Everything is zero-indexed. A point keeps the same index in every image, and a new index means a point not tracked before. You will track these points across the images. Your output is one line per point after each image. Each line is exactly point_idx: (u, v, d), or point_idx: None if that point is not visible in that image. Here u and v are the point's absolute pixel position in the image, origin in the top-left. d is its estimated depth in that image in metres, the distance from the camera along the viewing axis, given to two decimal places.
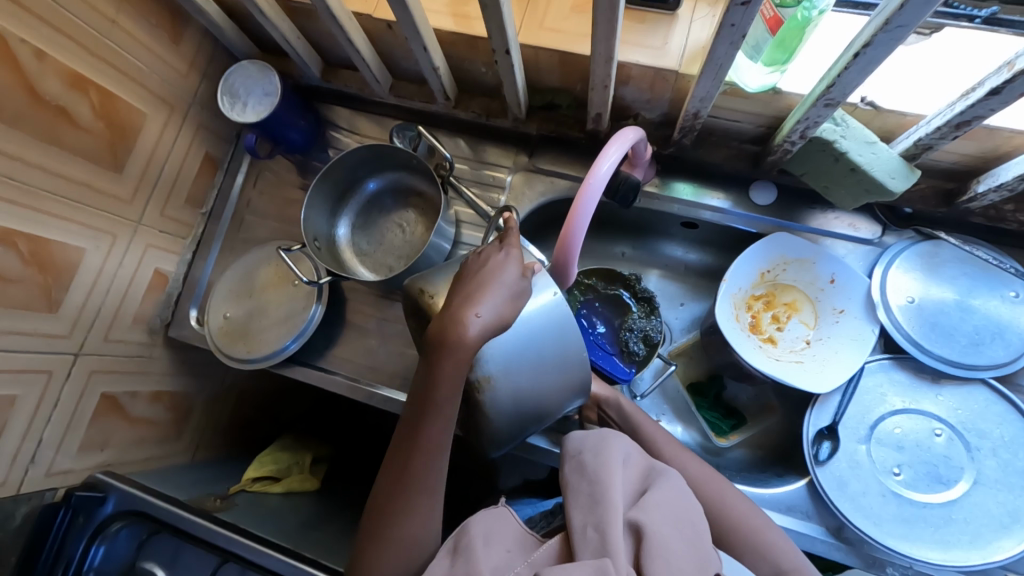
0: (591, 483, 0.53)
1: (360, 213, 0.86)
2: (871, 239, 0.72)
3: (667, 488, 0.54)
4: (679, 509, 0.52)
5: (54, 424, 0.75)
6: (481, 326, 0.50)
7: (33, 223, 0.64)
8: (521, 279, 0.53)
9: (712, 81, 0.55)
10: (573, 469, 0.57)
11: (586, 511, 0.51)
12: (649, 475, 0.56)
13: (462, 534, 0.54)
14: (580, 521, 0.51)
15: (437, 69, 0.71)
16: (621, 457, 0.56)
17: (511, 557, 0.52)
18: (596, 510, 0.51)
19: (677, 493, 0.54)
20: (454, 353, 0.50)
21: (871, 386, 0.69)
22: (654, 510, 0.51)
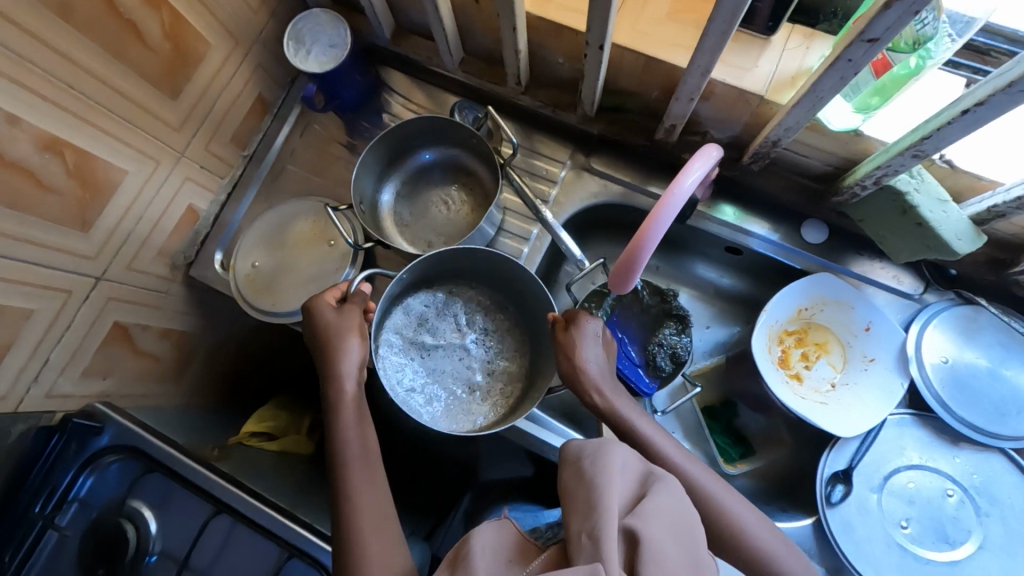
0: (587, 487, 0.48)
1: (407, 182, 0.84)
2: (912, 294, 0.73)
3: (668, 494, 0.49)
4: (679, 518, 0.47)
5: (64, 345, 0.71)
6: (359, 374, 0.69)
7: (83, 135, 0.62)
8: (345, 319, 0.69)
9: (806, 111, 0.55)
10: (570, 473, 0.51)
11: (581, 517, 0.46)
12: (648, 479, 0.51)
13: (464, 544, 0.51)
14: (575, 528, 0.46)
15: (519, 52, 0.70)
16: (621, 462, 0.50)
17: (510, 567, 0.49)
18: (592, 515, 0.45)
19: (676, 500, 0.49)
20: (344, 406, 0.67)
21: (890, 439, 0.70)
22: (652, 518, 0.46)
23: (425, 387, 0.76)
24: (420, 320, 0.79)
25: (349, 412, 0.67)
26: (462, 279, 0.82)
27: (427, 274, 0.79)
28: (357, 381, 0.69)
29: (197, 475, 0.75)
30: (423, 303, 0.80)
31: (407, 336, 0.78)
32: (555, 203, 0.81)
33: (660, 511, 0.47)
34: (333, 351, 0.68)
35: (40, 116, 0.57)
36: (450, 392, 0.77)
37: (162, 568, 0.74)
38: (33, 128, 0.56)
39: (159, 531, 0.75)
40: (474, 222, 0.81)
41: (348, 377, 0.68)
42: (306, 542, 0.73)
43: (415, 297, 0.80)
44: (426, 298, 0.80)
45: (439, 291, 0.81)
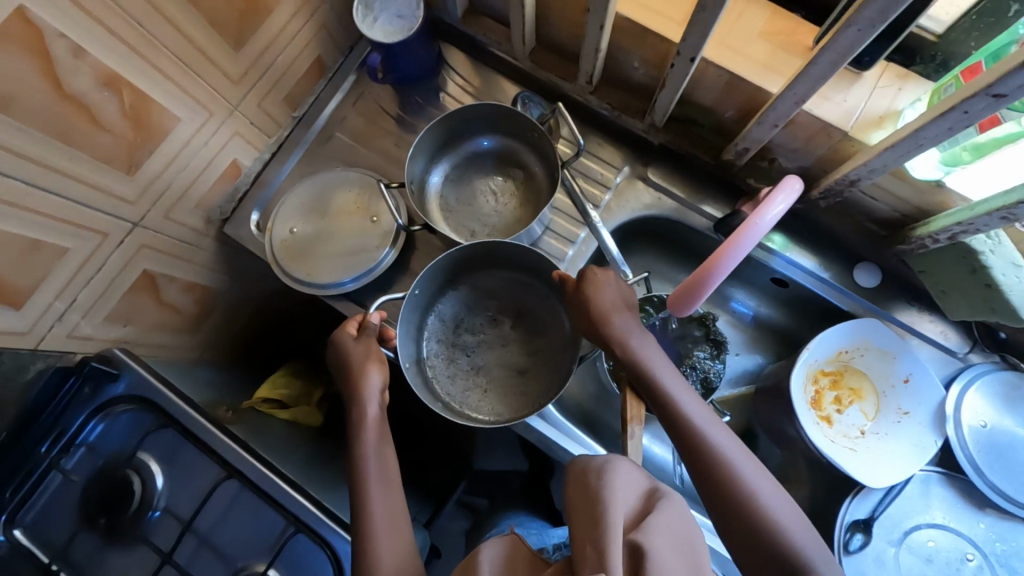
0: (592, 500, 0.47)
1: (458, 166, 0.82)
2: (956, 352, 0.72)
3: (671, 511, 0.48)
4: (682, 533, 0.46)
5: (93, 287, 0.68)
6: (382, 399, 0.70)
7: (143, 75, 0.59)
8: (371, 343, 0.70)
9: (897, 155, 0.54)
10: (575, 488, 0.50)
11: (586, 530, 0.45)
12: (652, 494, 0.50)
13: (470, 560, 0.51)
14: (579, 540, 0.45)
15: (599, 50, 0.67)
16: (626, 477, 0.50)
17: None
18: (595, 526, 0.44)
19: (681, 516, 0.48)
20: (366, 429, 0.68)
21: (914, 495, 0.69)
22: (656, 533, 0.45)
23: (478, 383, 0.76)
24: (454, 322, 0.79)
25: (370, 434, 0.67)
26: (478, 265, 0.78)
27: (445, 280, 0.78)
28: (380, 405, 0.69)
29: (212, 437, 0.74)
30: (449, 304, 0.79)
31: (448, 341, 0.78)
32: (606, 209, 0.79)
33: (665, 527, 0.46)
34: (357, 374, 0.69)
35: (103, 50, 0.54)
36: (505, 383, 0.76)
37: (165, 525, 0.73)
38: (93, 62, 0.54)
39: (165, 487, 0.74)
40: (522, 219, 0.79)
41: (370, 401, 0.68)
42: (314, 519, 0.71)
43: (439, 303, 0.79)
44: (455, 301, 0.80)
45: (462, 290, 0.80)
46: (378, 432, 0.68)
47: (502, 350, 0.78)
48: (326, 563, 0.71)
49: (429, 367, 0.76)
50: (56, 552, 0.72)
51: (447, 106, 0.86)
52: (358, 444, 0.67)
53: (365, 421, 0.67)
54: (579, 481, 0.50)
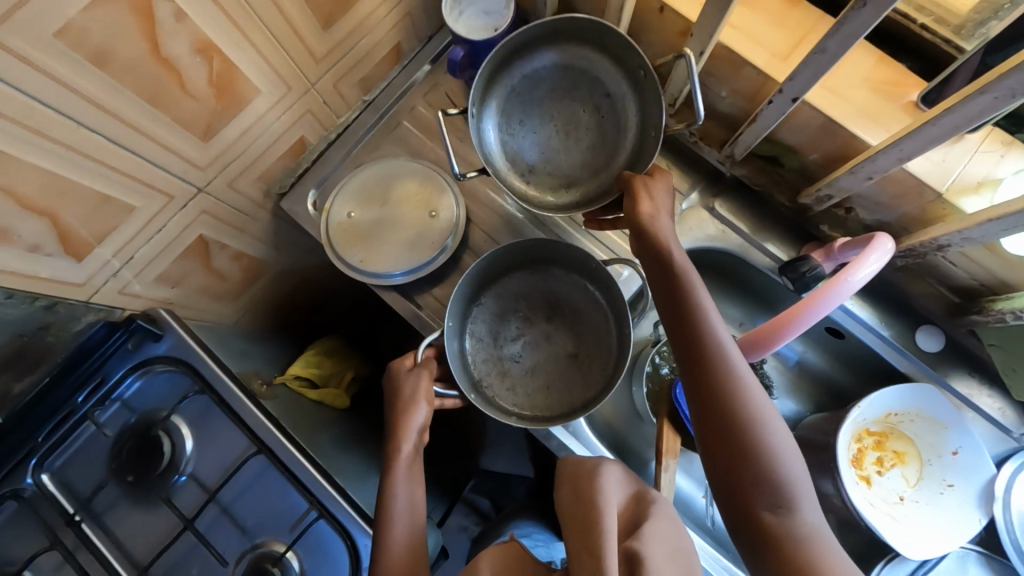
0: (588, 506, 0.49)
1: (524, 84, 0.68)
2: (1012, 432, 0.70)
3: (661, 518, 0.50)
4: (673, 546, 0.48)
5: (151, 247, 0.68)
6: (419, 436, 0.70)
7: (235, 46, 0.59)
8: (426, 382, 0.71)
9: (1002, 228, 0.51)
10: (568, 495, 0.52)
11: (581, 535, 0.46)
12: (641, 501, 0.53)
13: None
14: (575, 548, 0.46)
15: (690, 76, 0.66)
16: (616, 482, 0.53)
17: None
18: (592, 532, 0.45)
19: (670, 523, 0.51)
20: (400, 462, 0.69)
21: (950, 570, 0.68)
22: (652, 539, 0.47)
23: (539, 384, 0.75)
24: (490, 337, 0.77)
25: (403, 470, 0.68)
26: (500, 268, 0.76)
27: (467, 298, 0.76)
28: (415, 442, 0.70)
29: (246, 411, 0.74)
30: (479, 318, 0.77)
31: (493, 357, 0.76)
32: None
33: (658, 534, 0.48)
34: (402, 410, 0.70)
35: (203, 17, 0.54)
36: (565, 381, 0.75)
37: (190, 490, 0.73)
38: (192, 29, 0.53)
39: (193, 453, 0.74)
40: (596, 164, 0.69)
41: (405, 438, 0.69)
42: (337, 508, 0.71)
43: (469, 322, 0.76)
44: (482, 316, 0.77)
45: (487, 302, 0.77)
46: (413, 467, 0.69)
47: (552, 345, 0.77)
48: (346, 552, 0.71)
49: (488, 388, 0.74)
50: (80, 502, 0.72)
51: None
52: (390, 475, 0.68)
53: (398, 455, 0.69)
54: (572, 490, 0.52)
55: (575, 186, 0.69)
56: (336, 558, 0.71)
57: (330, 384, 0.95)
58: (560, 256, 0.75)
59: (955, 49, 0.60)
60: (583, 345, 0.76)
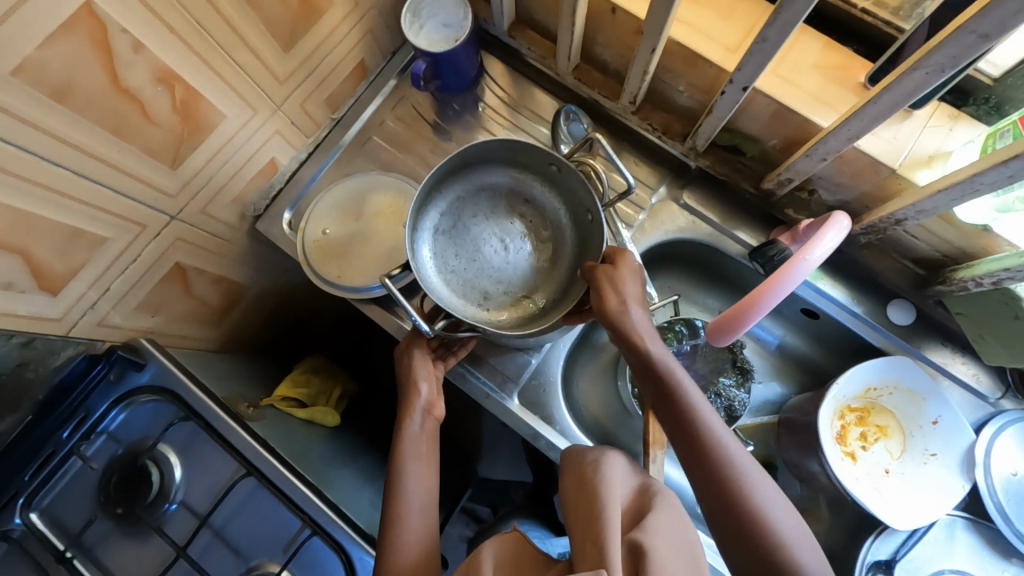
0: (591, 504, 0.52)
1: (450, 220, 0.75)
2: (987, 397, 0.71)
3: (665, 508, 0.53)
4: (678, 531, 0.51)
5: (127, 277, 0.68)
6: (425, 417, 0.73)
7: (196, 73, 0.60)
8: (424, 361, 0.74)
9: (950, 199, 0.53)
10: (574, 493, 0.55)
11: (585, 529, 0.50)
12: (645, 493, 0.55)
13: (474, 563, 0.56)
14: (580, 540, 0.49)
15: (646, 73, 0.67)
16: (619, 476, 0.56)
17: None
18: (594, 525, 0.49)
19: (673, 511, 0.53)
20: (407, 444, 0.71)
21: (939, 538, 0.68)
22: (654, 530, 0.49)
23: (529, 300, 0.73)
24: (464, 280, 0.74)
25: (411, 446, 0.71)
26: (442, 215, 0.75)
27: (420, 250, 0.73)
28: (421, 422, 0.73)
29: (233, 434, 0.74)
30: (445, 268, 0.74)
31: (478, 295, 0.73)
32: (639, 228, 0.79)
33: (662, 525, 0.50)
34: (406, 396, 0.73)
35: (161, 46, 0.54)
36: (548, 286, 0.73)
37: (181, 518, 0.73)
38: (151, 58, 0.54)
39: (182, 480, 0.74)
40: (540, 267, 0.75)
41: (412, 416, 0.73)
42: (330, 524, 0.71)
43: (437, 273, 0.73)
44: (443, 259, 0.74)
45: (438, 242, 0.74)
46: (421, 446, 0.72)
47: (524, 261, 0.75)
48: (341, 565, 0.72)
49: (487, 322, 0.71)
50: (70, 537, 0.72)
51: (485, 115, 0.86)
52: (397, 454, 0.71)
53: (404, 435, 0.71)
54: (576, 481, 0.56)
55: (532, 290, 0.74)
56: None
57: (319, 402, 0.95)
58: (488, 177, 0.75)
59: (896, 30, 0.63)
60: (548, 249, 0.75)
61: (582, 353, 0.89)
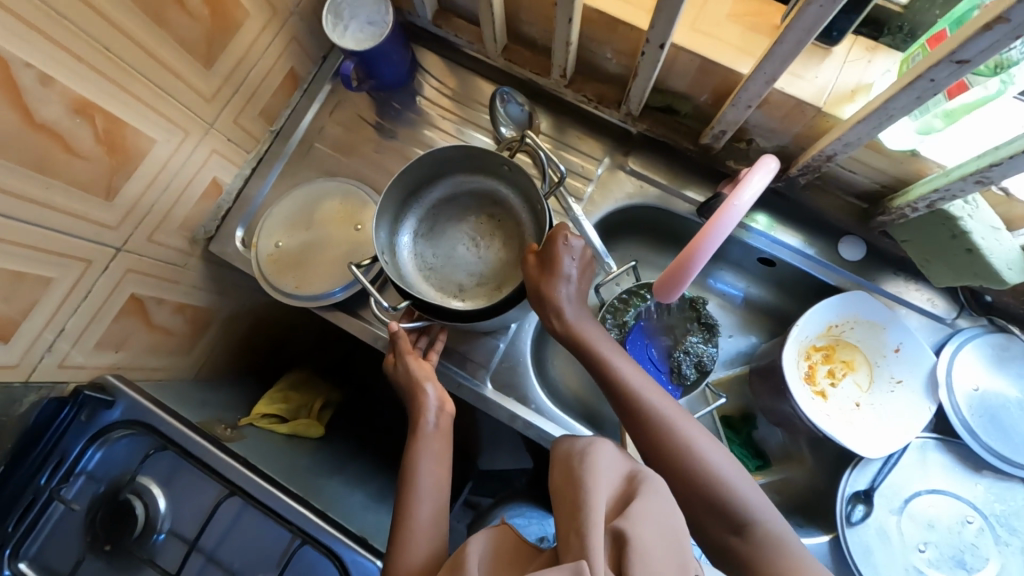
0: (576, 487, 0.46)
1: (426, 218, 0.75)
2: (944, 318, 0.72)
3: (657, 496, 0.46)
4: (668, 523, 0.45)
5: (81, 315, 0.68)
6: (440, 415, 0.73)
7: (115, 100, 0.59)
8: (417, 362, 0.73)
9: (870, 128, 0.53)
10: (558, 475, 0.49)
11: (568, 516, 0.44)
12: (635, 480, 0.48)
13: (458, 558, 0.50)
14: (562, 527, 0.43)
15: (570, 44, 0.67)
16: (608, 461, 0.49)
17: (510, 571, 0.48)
18: (578, 512, 0.43)
19: (665, 501, 0.46)
20: (424, 443, 0.70)
21: (913, 461, 0.70)
22: (641, 519, 0.43)
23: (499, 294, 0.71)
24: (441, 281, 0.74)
25: (427, 444, 0.70)
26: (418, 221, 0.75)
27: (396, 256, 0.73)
28: (437, 419, 0.72)
29: (211, 457, 0.73)
30: (423, 268, 0.74)
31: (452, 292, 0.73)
32: (589, 201, 0.79)
33: (651, 516, 0.44)
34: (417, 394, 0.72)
35: (73, 78, 0.54)
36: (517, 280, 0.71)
37: (171, 546, 0.73)
38: (64, 90, 0.53)
39: (168, 510, 0.74)
40: (512, 259, 0.73)
41: (429, 411, 0.72)
42: (320, 531, 0.71)
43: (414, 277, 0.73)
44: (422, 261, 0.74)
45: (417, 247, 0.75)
46: (436, 445, 0.71)
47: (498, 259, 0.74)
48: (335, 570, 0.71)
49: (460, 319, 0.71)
50: None
51: (425, 109, 0.86)
52: (415, 451, 0.70)
53: (422, 430, 0.71)
54: (563, 466, 0.49)
55: (505, 282, 0.72)
56: None
57: (301, 416, 0.95)
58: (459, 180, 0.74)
59: None
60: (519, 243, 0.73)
61: None
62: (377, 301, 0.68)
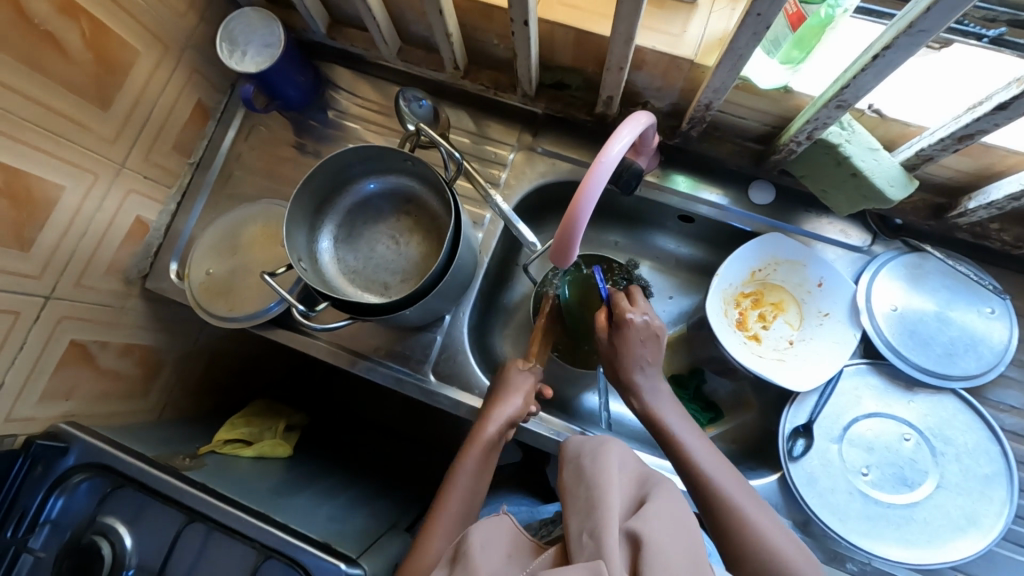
0: (588, 487, 0.50)
1: (344, 223, 0.77)
2: (860, 247, 0.73)
3: (666, 498, 0.51)
4: (678, 519, 0.49)
5: (19, 367, 0.69)
6: (503, 428, 0.69)
7: (14, 154, 0.61)
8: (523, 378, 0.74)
9: (728, 71, 0.55)
10: (570, 474, 0.53)
11: (581, 516, 0.47)
12: (645, 483, 0.52)
13: (463, 542, 0.53)
14: (575, 526, 0.47)
15: (450, 35, 0.69)
16: (619, 464, 0.53)
17: (512, 565, 0.51)
18: (592, 513, 0.47)
19: (675, 503, 0.51)
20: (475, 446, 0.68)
21: (847, 389, 0.71)
22: (655, 520, 0.48)
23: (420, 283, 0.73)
24: (365, 281, 0.75)
25: (477, 455, 0.67)
26: (337, 227, 0.77)
27: (317, 264, 0.74)
28: (498, 427, 0.68)
29: (168, 487, 0.72)
30: (347, 272, 0.75)
31: (378, 289, 0.75)
32: (505, 185, 0.81)
33: (662, 516, 0.48)
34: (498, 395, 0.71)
35: None
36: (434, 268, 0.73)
37: None
38: None
39: (135, 545, 0.74)
40: (429, 250, 0.75)
41: (494, 421, 0.68)
42: (283, 544, 0.70)
43: (337, 282, 0.75)
44: (344, 265, 0.76)
45: (339, 252, 0.76)
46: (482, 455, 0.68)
47: (418, 252, 0.75)
48: None
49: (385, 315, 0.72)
50: None
51: (337, 121, 0.88)
52: (462, 461, 0.68)
53: (479, 440, 0.67)
54: (577, 467, 0.53)
55: (426, 271, 0.74)
56: None
57: (265, 438, 0.97)
58: (372, 181, 0.76)
59: None
60: (436, 234, 0.75)
61: (497, 318, 0.92)
62: (297, 310, 0.69)
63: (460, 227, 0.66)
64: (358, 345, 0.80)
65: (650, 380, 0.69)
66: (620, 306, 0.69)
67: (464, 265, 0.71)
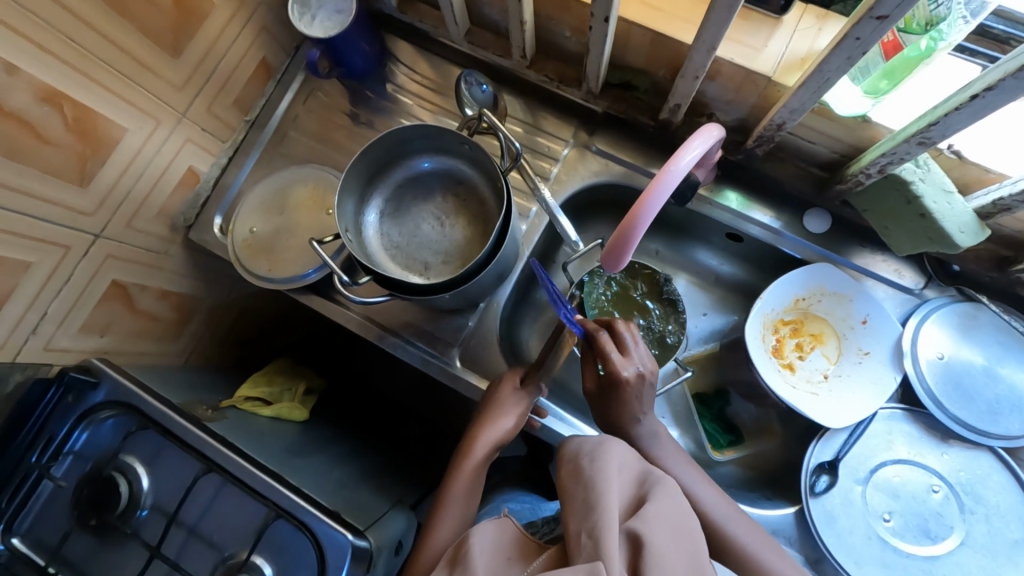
0: (586, 488, 0.49)
1: (391, 199, 0.77)
2: (912, 288, 0.71)
3: (667, 496, 0.50)
4: (679, 520, 0.49)
5: (63, 298, 0.70)
6: (493, 446, 0.70)
7: (86, 91, 0.62)
8: (517, 399, 0.71)
9: (811, 93, 0.54)
10: (569, 474, 0.52)
11: (580, 516, 0.47)
12: (645, 481, 0.51)
13: (462, 545, 0.53)
14: (573, 527, 0.47)
15: (524, 24, 0.68)
16: (619, 463, 0.52)
17: (512, 565, 0.51)
18: (591, 514, 0.47)
19: (676, 502, 0.50)
20: (466, 466, 0.69)
21: (879, 432, 0.69)
22: (654, 521, 0.47)
23: (458, 266, 0.73)
24: (404, 259, 0.75)
25: (466, 477, 0.68)
26: (385, 200, 0.77)
27: (360, 235, 0.75)
28: (487, 450, 0.69)
29: (190, 435, 0.73)
30: (387, 247, 0.76)
31: (416, 269, 0.75)
32: (555, 180, 0.80)
33: (662, 516, 0.48)
34: (485, 415, 0.71)
35: (41, 68, 0.56)
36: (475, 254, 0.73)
37: (153, 521, 0.74)
38: (32, 80, 0.56)
39: (151, 487, 0.75)
40: (471, 236, 0.74)
41: (480, 445, 0.69)
42: (294, 506, 0.70)
43: (377, 256, 0.75)
44: (385, 239, 0.76)
45: (382, 226, 0.76)
46: (470, 473, 0.68)
47: (459, 236, 0.75)
48: (308, 544, 0.71)
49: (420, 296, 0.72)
50: (50, 552, 0.74)
51: (394, 95, 0.88)
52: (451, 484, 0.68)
53: (465, 464, 0.68)
54: (572, 466, 0.53)
55: (467, 255, 0.73)
56: (297, 555, 0.71)
57: (284, 399, 0.98)
58: (422, 157, 0.75)
59: None
60: (480, 220, 0.75)
61: (526, 311, 0.91)
62: (339, 279, 0.69)
63: (510, 216, 0.66)
64: (389, 320, 0.80)
65: (648, 427, 0.65)
66: (611, 362, 0.62)
67: (507, 255, 0.71)
